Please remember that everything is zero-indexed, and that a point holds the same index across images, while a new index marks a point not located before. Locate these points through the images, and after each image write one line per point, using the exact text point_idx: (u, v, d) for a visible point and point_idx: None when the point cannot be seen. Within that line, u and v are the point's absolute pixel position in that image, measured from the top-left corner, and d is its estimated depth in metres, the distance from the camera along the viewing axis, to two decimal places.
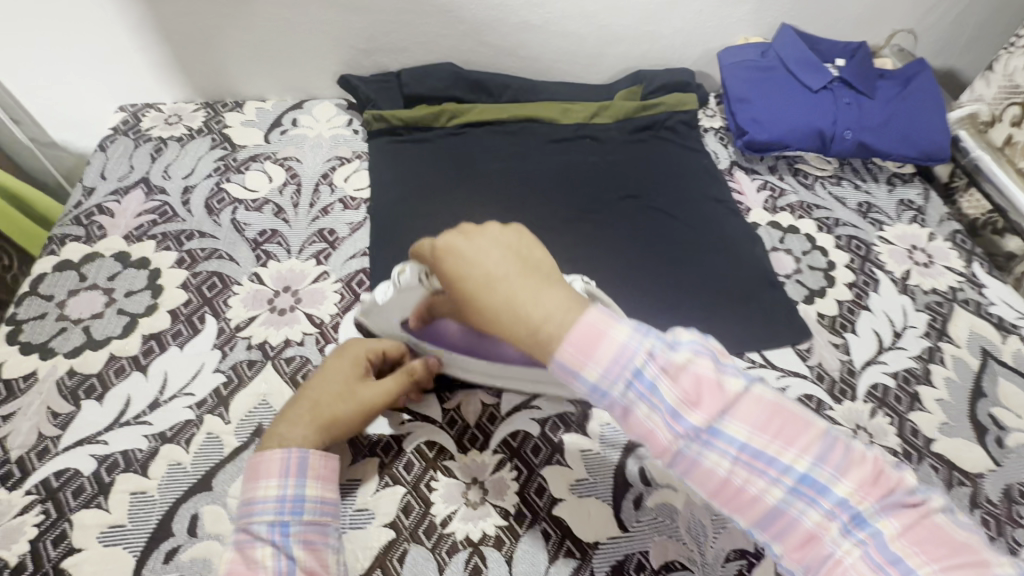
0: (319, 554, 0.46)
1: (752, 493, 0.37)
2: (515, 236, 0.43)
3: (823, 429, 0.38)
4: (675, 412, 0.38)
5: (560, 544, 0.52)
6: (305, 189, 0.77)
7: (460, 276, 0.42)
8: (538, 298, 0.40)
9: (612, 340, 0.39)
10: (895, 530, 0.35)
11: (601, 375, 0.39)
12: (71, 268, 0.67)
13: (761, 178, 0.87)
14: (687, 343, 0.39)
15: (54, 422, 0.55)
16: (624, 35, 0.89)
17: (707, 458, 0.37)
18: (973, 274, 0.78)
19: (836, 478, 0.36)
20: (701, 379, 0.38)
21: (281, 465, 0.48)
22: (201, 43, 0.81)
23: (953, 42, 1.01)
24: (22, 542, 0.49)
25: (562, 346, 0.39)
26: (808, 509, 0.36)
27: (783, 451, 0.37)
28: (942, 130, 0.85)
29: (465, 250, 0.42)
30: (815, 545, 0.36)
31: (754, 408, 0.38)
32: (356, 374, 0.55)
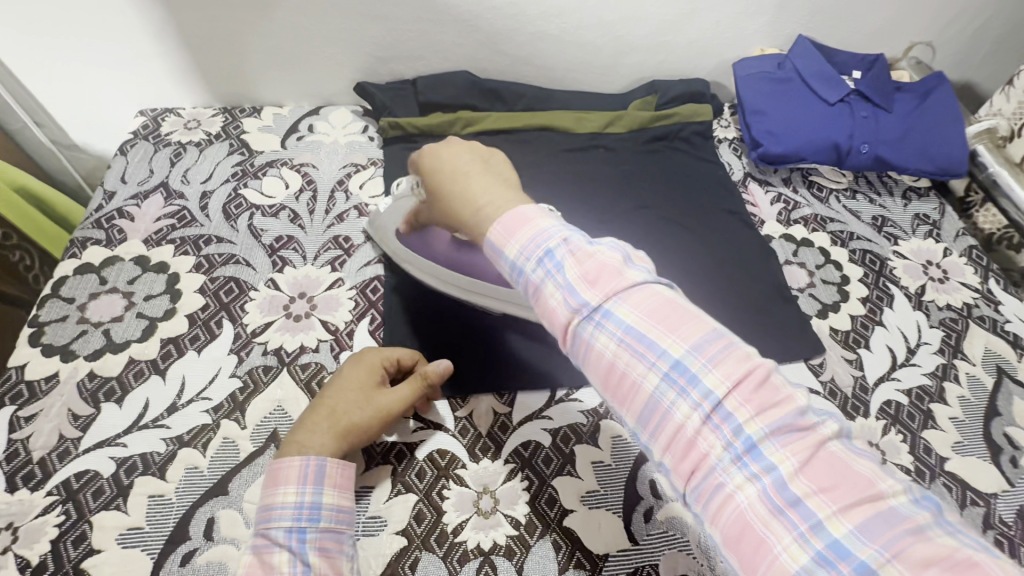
0: (334, 562, 0.46)
1: (633, 376, 0.39)
2: (485, 149, 0.54)
3: (712, 326, 0.40)
4: (572, 288, 0.42)
5: (570, 556, 0.52)
6: (321, 195, 0.78)
7: (435, 172, 0.53)
8: (488, 189, 0.49)
9: (535, 225, 0.45)
10: (792, 468, 0.34)
11: (519, 253, 0.45)
12: (92, 271, 0.68)
13: (775, 190, 0.86)
14: (603, 242, 0.44)
15: (75, 423, 0.56)
16: (639, 45, 0.89)
17: (597, 337, 0.41)
18: (989, 291, 0.77)
19: (714, 373, 0.37)
20: (604, 266, 0.42)
21: (300, 473, 0.48)
22: (221, 49, 0.82)
23: (971, 55, 1.00)
24: (44, 542, 0.50)
25: (494, 225, 0.46)
26: (679, 400, 0.37)
27: (663, 337, 0.39)
28: (960, 145, 0.85)
29: (443, 152, 0.53)
30: (694, 450, 0.36)
31: (646, 298, 0.41)
32: (372, 382, 0.56)
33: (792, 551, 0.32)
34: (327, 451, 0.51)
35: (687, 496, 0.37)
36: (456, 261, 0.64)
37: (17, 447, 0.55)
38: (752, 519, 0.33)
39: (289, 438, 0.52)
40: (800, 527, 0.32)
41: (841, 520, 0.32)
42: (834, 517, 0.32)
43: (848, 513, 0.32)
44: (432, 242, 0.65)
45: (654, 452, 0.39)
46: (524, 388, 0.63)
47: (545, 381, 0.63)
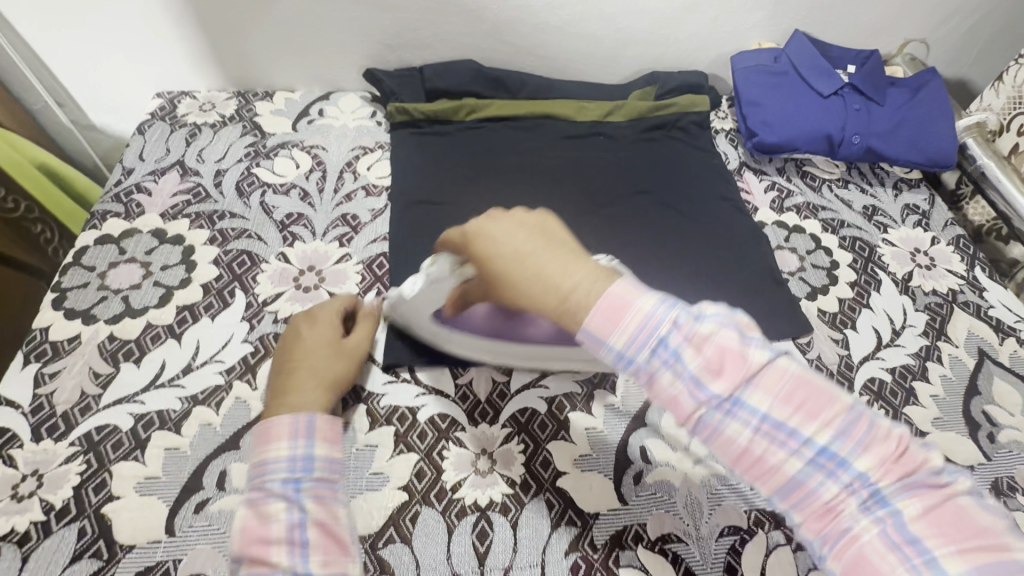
0: (329, 508, 0.46)
1: (773, 462, 0.38)
2: (540, 217, 0.46)
3: (849, 404, 0.39)
4: (696, 378, 0.39)
5: (562, 513, 0.55)
6: (330, 176, 0.81)
7: (490, 255, 0.44)
8: (567, 269, 0.42)
9: (637, 311, 0.41)
10: (916, 512, 0.36)
11: (628, 343, 0.40)
12: (111, 242, 0.71)
13: (769, 179, 0.89)
14: (713, 315, 0.41)
15: (96, 381, 0.60)
16: (640, 37, 0.92)
17: (730, 427, 0.39)
18: (974, 278, 0.80)
19: (859, 453, 0.38)
20: (726, 350, 0.39)
21: (290, 429, 0.49)
22: (236, 35, 0.85)
23: (965, 53, 1.03)
24: (66, 488, 0.53)
25: (589, 316, 0.41)
26: (828, 481, 0.38)
27: (806, 424, 0.38)
28: (950, 138, 0.87)
29: (495, 232, 0.45)
30: (831, 513, 0.37)
31: (777, 379, 0.39)
32: (335, 336, 0.59)
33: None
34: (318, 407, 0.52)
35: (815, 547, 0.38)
36: (507, 330, 0.62)
37: (42, 402, 0.58)
38: (871, 554, 0.35)
39: (273, 403, 0.52)
40: (916, 560, 0.34)
41: (959, 559, 0.34)
42: (951, 556, 0.34)
43: (968, 554, 0.34)
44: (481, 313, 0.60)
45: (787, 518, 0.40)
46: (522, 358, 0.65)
47: None
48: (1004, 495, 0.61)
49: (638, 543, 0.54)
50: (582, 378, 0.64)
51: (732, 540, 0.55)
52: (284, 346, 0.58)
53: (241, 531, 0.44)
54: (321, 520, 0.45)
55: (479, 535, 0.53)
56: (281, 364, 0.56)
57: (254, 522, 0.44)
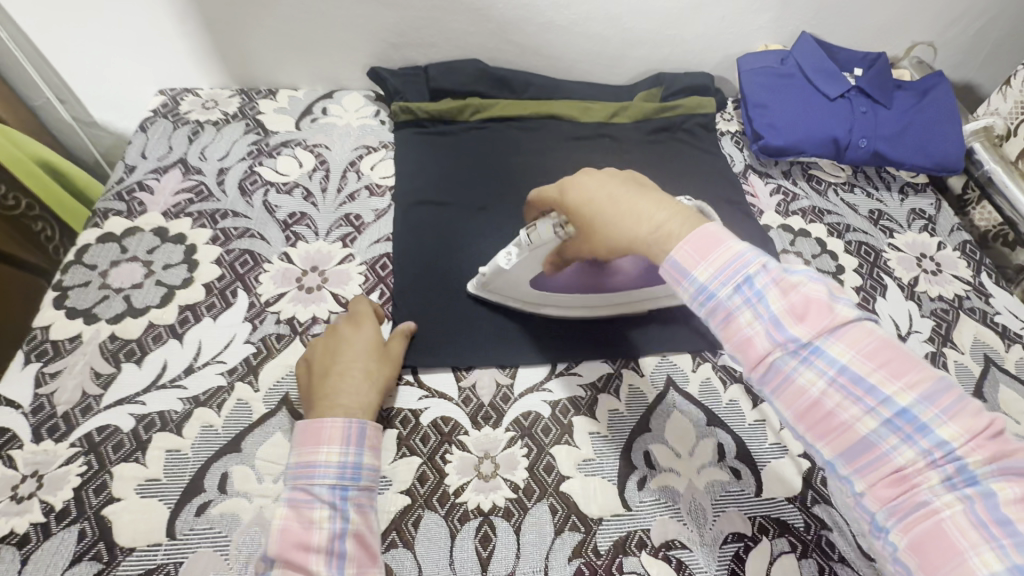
0: (366, 518, 0.50)
1: (844, 413, 0.42)
2: (631, 175, 0.55)
3: (938, 375, 0.42)
4: (778, 321, 0.44)
5: (566, 519, 0.55)
6: (333, 175, 0.81)
7: (588, 198, 0.53)
8: (659, 206, 0.51)
9: (730, 251, 0.47)
10: (1012, 496, 0.37)
11: (715, 280, 0.47)
12: (113, 240, 0.71)
13: (774, 182, 0.89)
14: (805, 271, 0.46)
15: (97, 381, 0.59)
16: (646, 38, 0.91)
17: (802, 373, 0.43)
18: (980, 284, 0.79)
19: (944, 421, 0.40)
20: (811, 299, 0.44)
21: (343, 434, 0.52)
22: (240, 31, 0.84)
23: (972, 57, 1.02)
24: (66, 489, 0.53)
25: (681, 244, 0.48)
26: (902, 444, 0.40)
27: (886, 382, 0.41)
28: (957, 142, 0.87)
29: (591, 180, 0.54)
30: (905, 481, 0.40)
31: (862, 338, 0.43)
32: (379, 342, 0.61)
33: (986, 558, 0.35)
34: (367, 412, 0.55)
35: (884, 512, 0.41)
36: (593, 285, 0.64)
37: (42, 402, 0.57)
38: (949, 527, 0.37)
39: (326, 404, 0.54)
40: (1003, 540, 0.36)
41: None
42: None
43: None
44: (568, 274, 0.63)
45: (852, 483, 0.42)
46: (525, 361, 0.65)
47: (545, 354, 0.65)
48: None
49: (642, 549, 0.54)
50: (586, 381, 0.64)
51: (735, 547, 0.54)
52: (327, 346, 0.60)
53: (282, 532, 0.46)
54: (360, 531, 0.48)
55: (482, 540, 0.53)
56: (329, 366, 0.58)
57: (298, 525, 0.47)
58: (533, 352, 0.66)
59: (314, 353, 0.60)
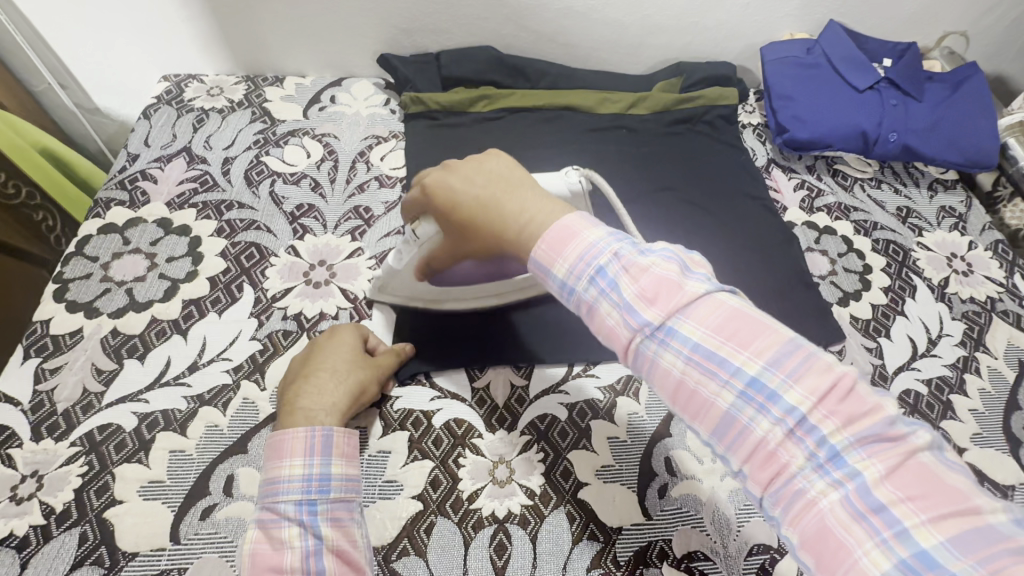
0: (347, 531, 0.45)
1: (705, 396, 0.37)
2: (504, 166, 0.47)
3: (788, 337, 0.37)
4: (630, 307, 0.39)
5: (584, 527, 0.52)
6: (342, 166, 0.78)
7: (454, 207, 0.48)
8: (525, 202, 0.45)
9: (583, 239, 0.41)
10: (877, 475, 0.32)
11: (568, 271, 0.41)
12: (115, 231, 0.68)
13: (798, 177, 0.85)
14: (656, 249, 0.41)
15: (99, 377, 0.57)
16: (667, 25, 0.87)
17: (662, 358, 0.38)
18: (1014, 286, 0.76)
19: (792, 386, 0.35)
20: (660, 279, 0.39)
21: (305, 444, 0.48)
22: (245, 15, 0.81)
23: (1006, 47, 0.98)
24: (67, 491, 0.51)
25: (538, 244, 0.43)
26: (759, 417, 0.35)
27: (735, 354, 0.36)
28: (992, 136, 0.83)
29: (454, 185, 0.48)
30: (775, 461, 0.35)
31: (712, 311, 0.38)
32: (359, 346, 0.58)
33: (874, 557, 0.31)
34: (334, 416, 0.51)
35: (764, 503, 0.36)
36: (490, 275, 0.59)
37: (42, 399, 0.56)
38: (832, 523, 0.32)
39: (290, 409, 0.51)
40: (884, 532, 0.31)
41: (931, 530, 0.30)
42: (923, 527, 0.30)
43: (940, 523, 0.30)
44: (458, 275, 0.59)
45: (731, 462, 0.37)
46: (541, 361, 0.62)
47: (562, 354, 0.63)
48: None
49: (663, 560, 0.51)
50: (604, 384, 0.61)
51: (761, 559, 0.52)
52: (304, 353, 0.58)
53: (252, 556, 0.43)
54: (338, 546, 0.44)
55: (497, 549, 0.51)
56: (303, 367, 0.56)
57: (267, 546, 0.43)
58: (550, 353, 0.63)
59: (295, 361, 0.58)
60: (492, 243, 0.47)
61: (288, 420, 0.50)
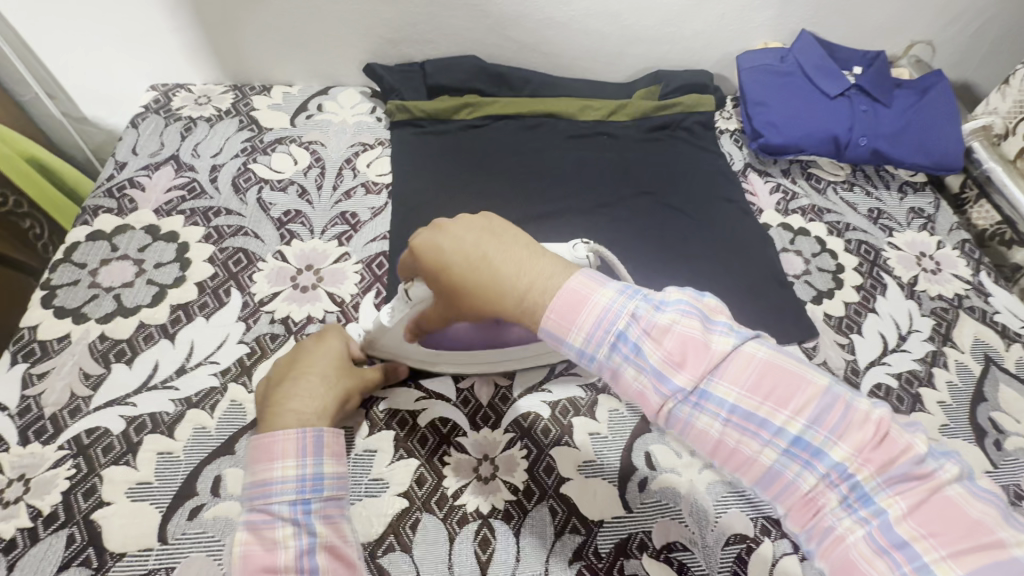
0: (338, 527, 0.47)
1: (746, 453, 0.38)
2: (496, 226, 0.47)
3: (823, 388, 0.38)
4: (659, 372, 0.40)
5: (566, 521, 0.54)
6: (329, 172, 0.79)
7: (442, 266, 0.46)
8: (521, 266, 0.44)
9: (594, 304, 0.42)
10: (900, 512, 0.35)
11: (586, 339, 0.42)
12: (103, 238, 0.69)
13: (774, 180, 0.88)
14: (675, 304, 0.41)
15: (86, 382, 0.58)
16: (645, 35, 0.90)
17: (699, 419, 0.39)
18: (980, 283, 0.79)
19: (830, 440, 0.37)
20: (687, 340, 0.39)
21: (297, 446, 0.48)
22: (232, 25, 0.83)
23: (971, 56, 1.02)
24: (54, 493, 0.51)
25: (547, 315, 0.43)
26: (805, 472, 0.37)
27: (774, 413, 0.37)
28: (957, 140, 0.86)
29: (445, 245, 0.46)
30: (813, 506, 0.37)
31: (744, 368, 0.39)
32: (341, 352, 0.59)
33: None
34: (323, 418, 0.52)
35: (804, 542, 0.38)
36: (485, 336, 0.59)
37: (30, 403, 0.56)
38: (855, 556, 0.35)
39: (278, 411, 0.52)
40: (904, 567, 0.33)
41: (951, 564, 0.32)
42: (943, 562, 0.32)
43: (960, 558, 0.32)
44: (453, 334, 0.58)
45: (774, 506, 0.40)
46: (524, 362, 0.64)
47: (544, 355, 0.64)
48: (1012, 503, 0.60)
49: (643, 552, 0.53)
50: (586, 382, 0.63)
51: (738, 548, 0.53)
52: (289, 357, 0.59)
53: (244, 557, 0.43)
54: (330, 543, 0.45)
55: (481, 543, 0.52)
56: (286, 372, 0.56)
57: (259, 548, 0.44)
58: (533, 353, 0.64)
59: (277, 365, 0.58)
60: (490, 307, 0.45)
61: (275, 422, 0.51)
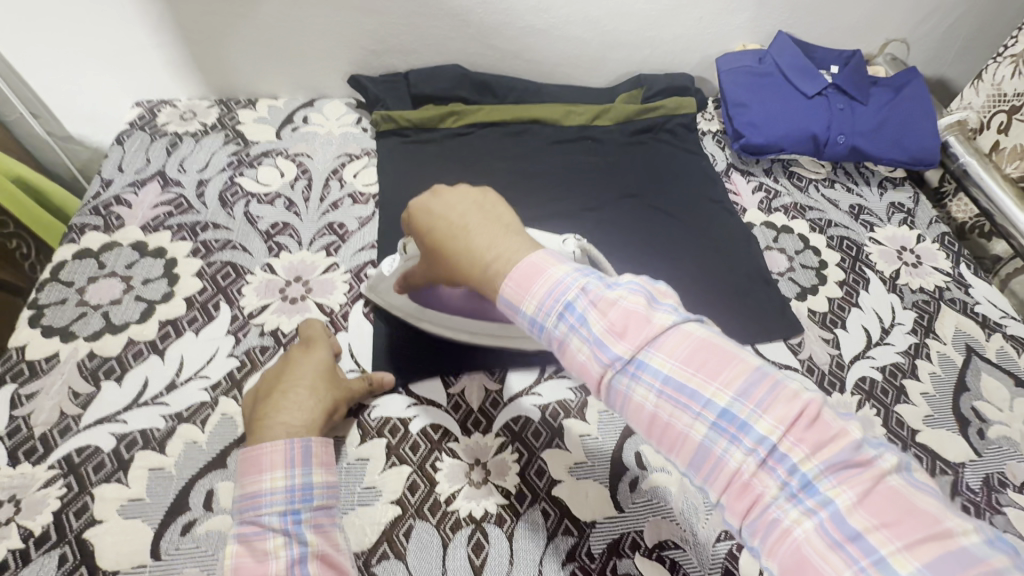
0: (329, 536, 0.47)
1: (679, 427, 0.38)
2: (487, 201, 0.49)
3: (754, 365, 0.38)
4: (600, 341, 0.39)
5: (558, 522, 0.54)
6: (315, 184, 0.80)
7: (430, 228, 0.50)
8: (493, 240, 0.46)
9: (549, 276, 0.42)
10: (850, 501, 0.33)
11: (537, 308, 0.42)
12: (90, 256, 0.69)
13: (756, 179, 0.90)
14: (625, 281, 0.41)
15: (76, 401, 0.58)
16: (625, 40, 0.92)
17: (635, 391, 0.39)
18: (960, 275, 0.81)
19: (763, 416, 0.36)
20: (630, 312, 0.39)
21: (285, 456, 0.49)
22: (217, 42, 0.83)
23: (945, 52, 1.05)
24: (46, 513, 0.51)
25: (507, 281, 0.43)
26: (732, 448, 0.36)
27: (705, 385, 0.37)
28: (933, 135, 0.88)
29: (436, 209, 0.49)
30: (749, 492, 0.35)
31: (681, 343, 0.39)
32: (329, 361, 0.60)
33: None
34: (311, 431, 0.53)
35: (743, 534, 0.36)
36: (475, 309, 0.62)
37: (19, 424, 0.56)
38: (809, 552, 0.32)
39: (266, 424, 0.52)
40: (862, 561, 0.31)
41: (907, 557, 0.30)
42: (899, 554, 0.30)
43: (915, 549, 0.30)
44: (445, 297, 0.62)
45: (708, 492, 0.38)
46: (513, 366, 0.65)
47: (533, 360, 0.65)
48: (996, 491, 0.61)
49: (635, 551, 0.53)
50: (575, 384, 0.64)
51: (729, 544, 0.54)
52: (277, 369, 0.59)
53: (235, 570, 0.44)
54: (323, 551, 0.45)
55: (475, 548, 0.52)
56: (274, 384, 0.56)
57: (251, 559, 0.44)
58: (522, 357, 0.65)
59: (264, 378, 0.58)
60: (458, 272, 0.48)
61: (264, 435, 0.51)
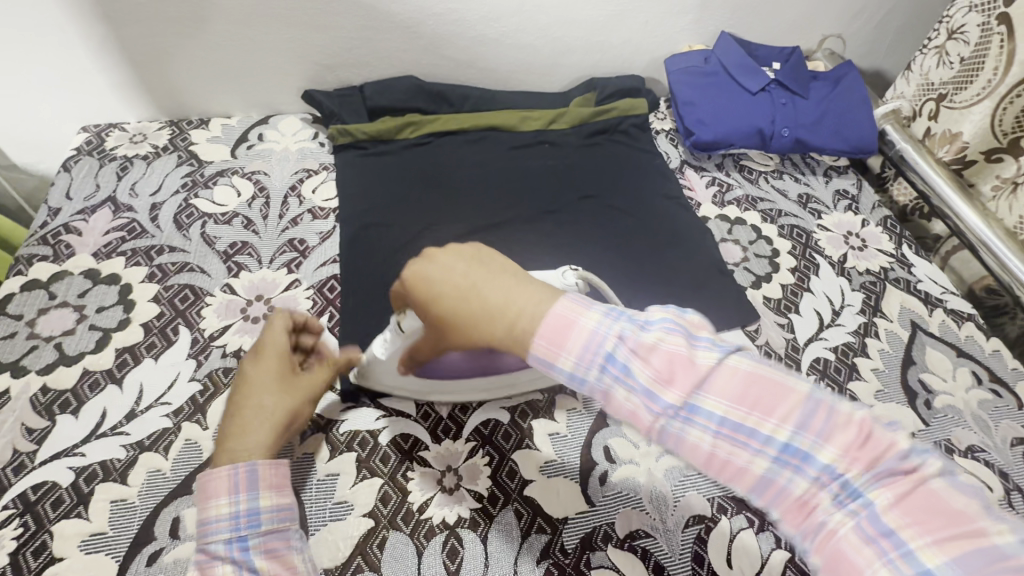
0: (283, 560, 0.45)
1: (738, 464, 0.38)
2: (485, 253, 0.46)
3: (806, 395, 0.38)
4: (649, 391, 0.40)
5: (531, 522, 0.55)
6: (273, 201, 0.79)
7: (433, 298, 0.46)
8: (510, 293, 0.44)
9: (582, 327, 0.42)
10: (886, 501, 0.34)
11: (575, 364, 0.42)
12: (39, 287, 0.67)
13: (709, 175, 0.93)
14: (659, 324, 0.42)
15: (30, 437, 0.56)
16: (576, 46, 0.94)
17: (690, 434, 0.39)
18: (902, 255, 0.85)
19: (822, 445, 0.37)
20: (673, 358, 0.40)
21: (230, 483, 0.46)
22: (164, 64, 0.82)
23: (879, 45, 1.10)
24: (2, 555, 0.50)
25: (535, 340, 0.42)
26: (796, 478, 0.37)
27: (762, 423, 0.38)
28: (871, 125, 0.92)
29: (433, 274, 0.45)
30: (806, 509, 0.37)
31: (730, 379, 0.39)
32: (281, 368, 0.55)
33: None
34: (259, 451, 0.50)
35: (801, 547, 0.38)
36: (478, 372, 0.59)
37: None
38: (844, 547, 0.34)
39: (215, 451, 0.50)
40: (891, 553, 0.33)
41: (936, 551, 0.32)
42: (928, 548, 0.32)
43: (945, 544, 0.32)
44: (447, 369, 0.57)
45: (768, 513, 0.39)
46: None
47: None
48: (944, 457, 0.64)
49: (608, 543, 0.54)
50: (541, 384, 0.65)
51: (697, 529, 0.56)
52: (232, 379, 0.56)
53: None
54: None
55: (450, 554, 0.53)
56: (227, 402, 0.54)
57: None
58: None
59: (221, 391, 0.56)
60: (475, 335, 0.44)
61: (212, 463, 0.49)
